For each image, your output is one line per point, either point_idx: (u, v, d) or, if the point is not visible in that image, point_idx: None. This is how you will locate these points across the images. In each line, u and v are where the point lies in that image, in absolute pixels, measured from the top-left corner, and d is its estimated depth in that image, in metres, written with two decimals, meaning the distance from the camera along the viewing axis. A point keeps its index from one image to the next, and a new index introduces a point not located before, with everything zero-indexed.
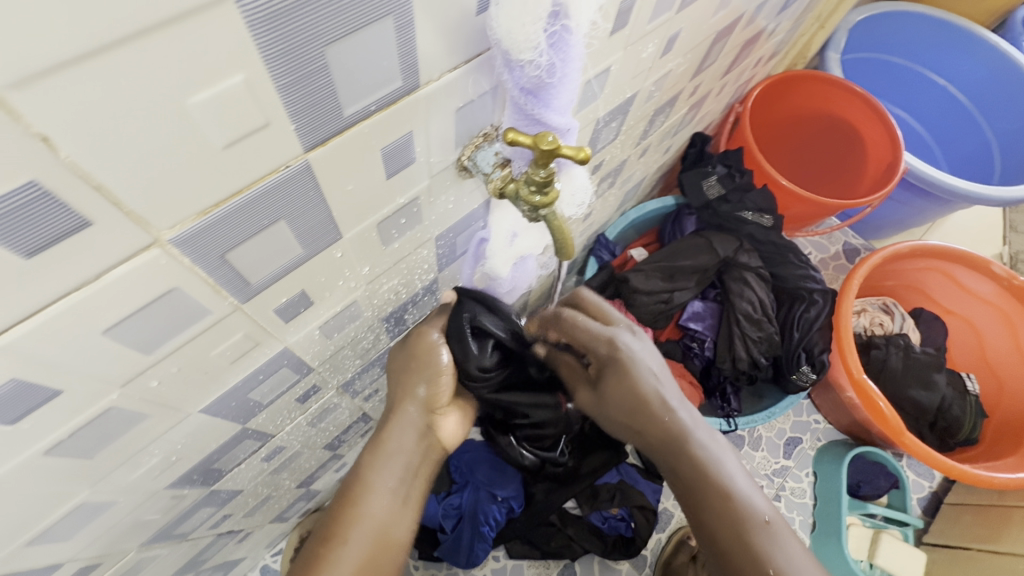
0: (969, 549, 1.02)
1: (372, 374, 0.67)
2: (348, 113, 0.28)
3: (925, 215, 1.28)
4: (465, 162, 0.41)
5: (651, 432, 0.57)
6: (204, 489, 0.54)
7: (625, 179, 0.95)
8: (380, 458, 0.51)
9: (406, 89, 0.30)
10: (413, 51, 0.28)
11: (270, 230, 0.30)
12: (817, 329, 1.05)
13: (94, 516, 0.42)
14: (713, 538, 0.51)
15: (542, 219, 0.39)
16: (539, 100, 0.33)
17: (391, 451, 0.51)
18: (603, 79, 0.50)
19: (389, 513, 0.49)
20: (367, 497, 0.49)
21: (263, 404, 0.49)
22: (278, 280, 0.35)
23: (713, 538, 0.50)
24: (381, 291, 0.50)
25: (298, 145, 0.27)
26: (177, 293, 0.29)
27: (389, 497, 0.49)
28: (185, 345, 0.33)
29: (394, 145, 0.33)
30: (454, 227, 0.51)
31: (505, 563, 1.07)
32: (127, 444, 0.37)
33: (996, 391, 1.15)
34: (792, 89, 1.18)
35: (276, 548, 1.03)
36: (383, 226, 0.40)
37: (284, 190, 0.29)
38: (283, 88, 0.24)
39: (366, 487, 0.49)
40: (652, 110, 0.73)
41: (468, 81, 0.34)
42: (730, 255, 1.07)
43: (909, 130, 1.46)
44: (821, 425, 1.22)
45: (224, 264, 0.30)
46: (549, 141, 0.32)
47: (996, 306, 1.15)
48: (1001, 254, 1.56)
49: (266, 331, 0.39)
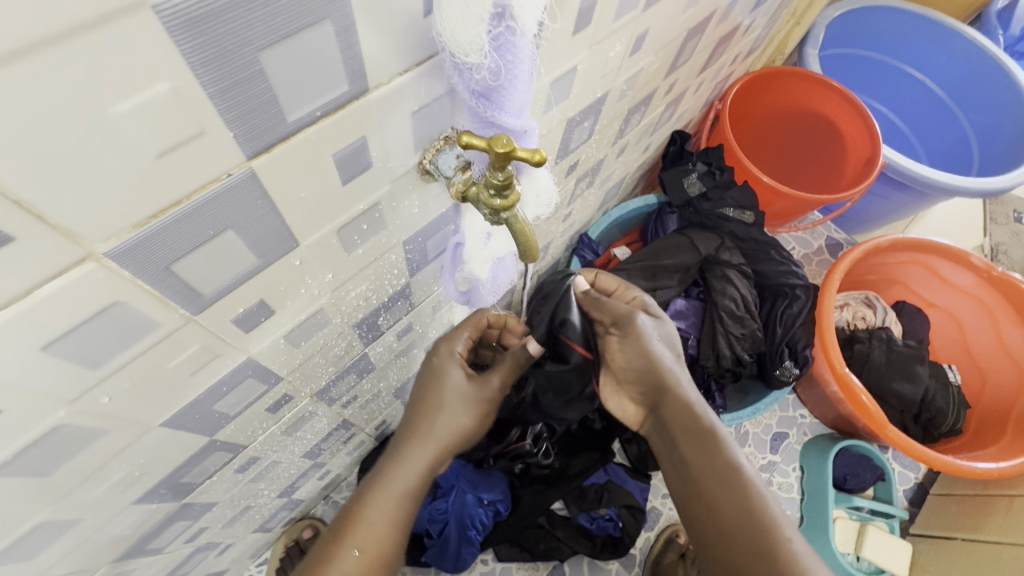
0: (953, 538, 1.03)
1: (349, 381, 0.66)
2: (293, 120, 0.27)
3: (905, 208, 1.29)
4: (427, 166, 0.40)
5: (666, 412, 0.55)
6: (175, 503, 0.53)
7: (604, 178, 0.94)
8: (383, 493, 0.51)
9: (354, 94, 0.30)
10: (358, 54, 0.28)
11: (218, 240, 0.30)
12: (799, 325, 1.05)
13: (56, 535, 0.41)
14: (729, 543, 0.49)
15: (504, 222, 0.39)
16: (492, 102, 0.33)
17: (400, 487, 0.52)
18: (569, 79, 0.50)
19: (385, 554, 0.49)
20: (361, 531, 0.49)
21: (231, 415, 0.48)
22: (233, 290, 0.34)
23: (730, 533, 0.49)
24: (349, 297, 0.49)
25: (240, 153, 0.26)
26: (121, 307, 0.28)
27: (388, 531, 0.50)
28: (136, 359, 0.32)
29: (347, 150, 0.33)
30: (424, 231, 0.50)
31: (494, 565, 1.06)
32: (83, 462, 0.36)
33: (979, 382, 1.16)
34: (771, 85, 1.18)
35: (262, 558, 1.02)
36: (343, 232, 0.39)
37: (230, 199, 0.28)
38: (215, 96, 0.23)
39: (367, 514, 0.50)
40: (626, 110, 0.73)
41: (420, 84, 0.33)
42: (712, 253, 1.08)
43: (889, 125, 1.47)
44: (807, 419, 1.22)
45: (171, 276, 0.29)
46: (503, 144, 0.32)
47: (976, 298, 1.16)
48: (982, 246, 1.58)
49: (225, 342, 0.38)
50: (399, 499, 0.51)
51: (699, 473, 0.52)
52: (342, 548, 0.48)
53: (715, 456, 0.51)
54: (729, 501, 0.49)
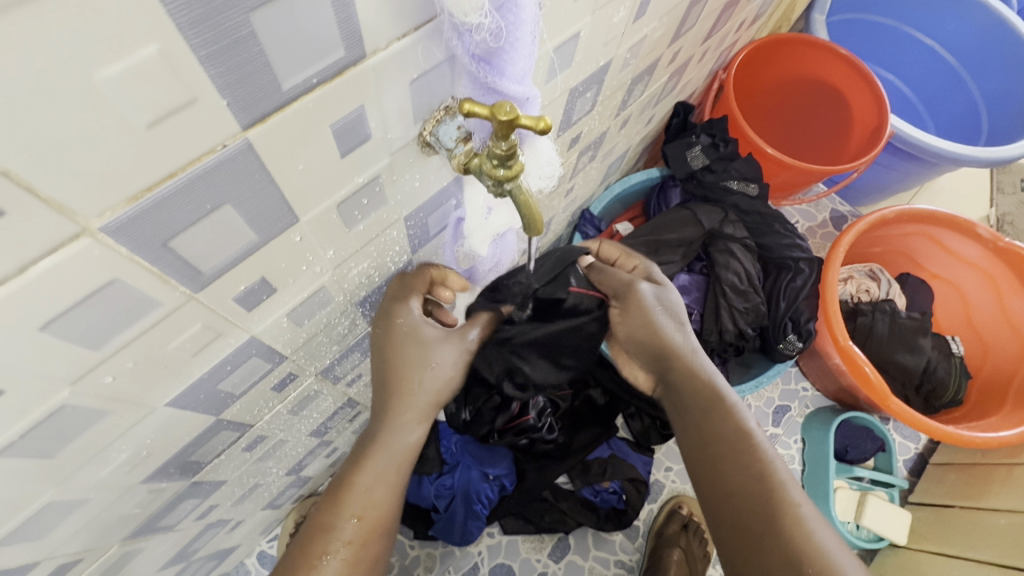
0: (952, 506, 1.04)
1: (353, 360, 0.66)
2: (287, 88, 0.26)
3: (912, 179, 1.27)
4: (427, 138, 0.39)
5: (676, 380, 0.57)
6: (184, 481, 0.53)
7: (607, 151, 0.93)
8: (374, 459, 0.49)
9: (351, 60, 0.28)
10: (353, 16, 0.26)
11: (215, 215, 0.29)
12: (803, 298, 1.05)
13: (68, 513, 0.41)
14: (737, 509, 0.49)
15: (508, 193, 0.38)
16: (493, 67, 0.32)
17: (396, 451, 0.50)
18: (572, 46, 0.48)
19: (385, 516, 0.49)
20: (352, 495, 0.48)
21: (236, 394, 0.48)
22: (233, 267, 0.34)
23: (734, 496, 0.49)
24: (351, 275, 0.49)
25: (234, 123, 0.25)
26: (119, 284, 0.27)
27: (387, 491, 0.49)
28: (138, 338, 0.32)
29: (345, 120, 0.32)
30: (425, 207, 0.49)
31: (500, 539, 1.08)
32: (91, 441, 0.36)
33: (981, 353, 1.16)
34: (777, 54, 1.16)
35: (272, 534, 1.04)
36: (343, 207, 0.39)
37: (225, 171, 0.27)
38: (206, 60, 0.22)
39: (359, 484, 0.48)
40: (629, 80, 0.71)
41: (419, 49, 0.32)
42: (716, 227, 1.07)
43: (897, 94, 1.44)
44: (809, 392, 1.23)
45: (169, 252, 0.28)
46: (507, 111, 0.31)
47: (981, 269, 1.15)
48: (988, 217, 1.56)
49: (226, 320, 0.38)
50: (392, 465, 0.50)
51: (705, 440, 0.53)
52: (340, 518, 0.47)
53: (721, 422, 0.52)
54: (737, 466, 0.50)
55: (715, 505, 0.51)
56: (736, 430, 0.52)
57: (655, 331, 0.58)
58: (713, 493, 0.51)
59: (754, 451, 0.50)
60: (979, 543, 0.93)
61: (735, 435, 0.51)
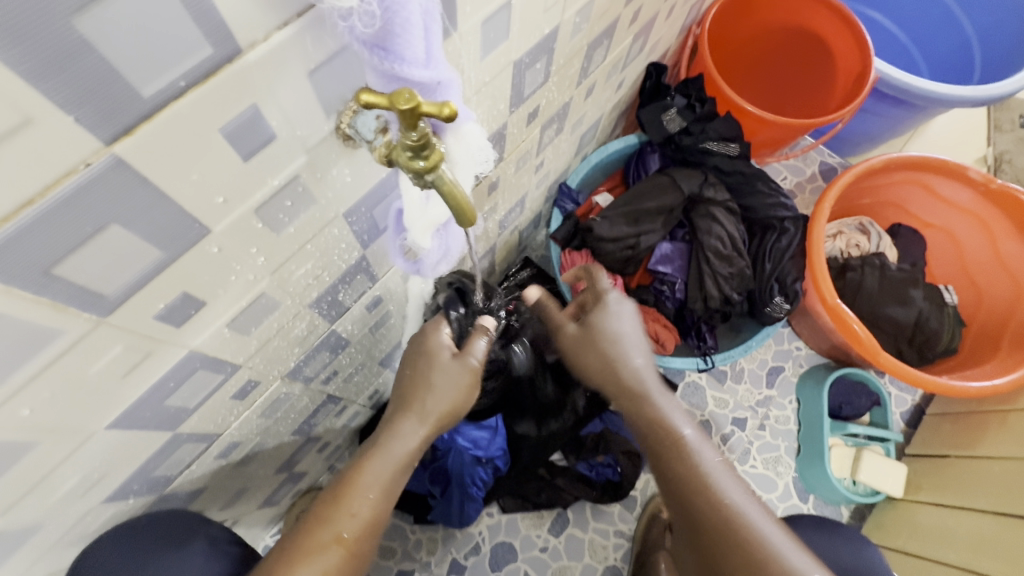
0: (947, 456, 1.03)
1: (322, 358, 0.66)
2: (150, 95, 0.24)
3: (903, 123, 1.23)
4: (346, 131, 0.37)
5: (625, 399, 0.59)
6: (156, 493, 0.54)
7: (575, 122, 0.89)
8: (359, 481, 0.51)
9: (224, 57, 0.26)
10: (211, 9, 0.24)
11: (102, 237, 0.28)
12: (789, 258, 1.03)
13: (21, 541, 0.41)
14: (696, 521, 0.54)
15: (431, 185, 0.35)
16: (389, 53, 0.29)
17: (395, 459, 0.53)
18: (505, 16, 0.45)
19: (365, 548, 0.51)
20: (341, 511, 0.50)
21: (191, 408, 0.47)
22: (144, 286, 0.32)
23: (689, 507, 0.54)
24: (295, 278, 0.47)
25: (93, 139, 0.24)
26: (5, 318, 0.26)
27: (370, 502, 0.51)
28: (47, 370, 0.31)
29: (237, 121, 0.29)
30: (366, 200, 0.47)
31: (499, 518, 1.09)
32: (28, 469, 0.36)
33: (976, 299, 1.13)
34: (754, 3, 1.10)
35: (275, 529, 1.05)
36: (264, 212, 0.37)
37: (98, 190, 0.26)
38: (31, 76, 0.20)
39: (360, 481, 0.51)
40: (586, 45, 0.68)
41: (308, 39, 0.29)
42: (696, 191, 1.04)
43: (886, 35, 1.35)
44: (802, 351, 1.22)
45: (55, 281, 0.27)
46: (406, 99, 0.29)
47: (973, 214, 1.11)
48: (985, 157, 1.51)
49: (153, 339, 0.36)
50: (397, 472, 0.53)
51: (656, 449, 0.57)
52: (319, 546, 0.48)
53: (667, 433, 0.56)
54: (686, 472, 0.55)
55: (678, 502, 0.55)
56: (674, 437, 0.56)
57: (610, 366, 0.59)
58: (672, 499, 0.56)
59: (699, 470, 0.54)
60: (977, 492, 0.93)
61: (669, 434, 0.56)
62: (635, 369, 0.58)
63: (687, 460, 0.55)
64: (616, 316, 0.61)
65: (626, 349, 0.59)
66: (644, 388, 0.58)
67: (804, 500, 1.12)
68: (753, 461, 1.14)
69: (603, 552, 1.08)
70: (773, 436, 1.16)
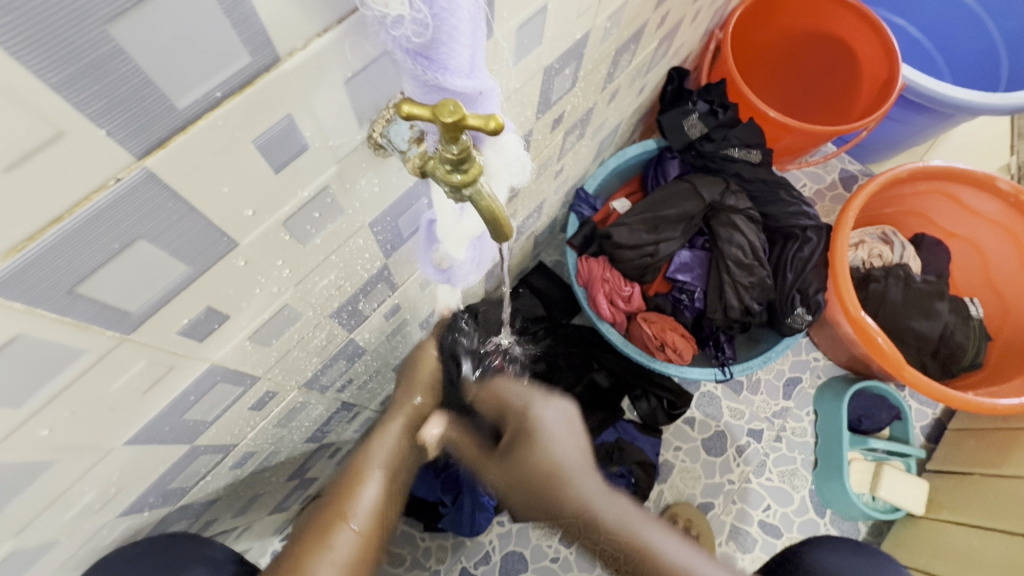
0: (972, 474, 1.01)
1: (339, 367, 0.64)
2: (184, 106, 0.23)
3: (927, 131, 1.20)
4: (378, 140, 0.35)
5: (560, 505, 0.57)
6: (170, 505, 0.52)
7: (597, 127, 0.87)
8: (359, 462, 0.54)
9: (261, 65, 0.25)
10: (251, 15, 0.22)
11: (128, 253, 0.26)
12: (811, 269, 1.01)
13: (35, 558, 0.40)
14: None
15: (467, 199, 0.34)
16: (434, 62, 0.28)
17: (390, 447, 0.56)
18: (540, 21, 0.43)
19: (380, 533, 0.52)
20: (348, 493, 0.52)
21: (209, 420, 0.46)
22: (169, 302, 0.31)
23: None
24: (318, 288, 0.45)
25: (123, 152, 0.22)
26: (27, 339, 0.25)
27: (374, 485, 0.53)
28: (67, 389, 0.30)
29: (271, 132, 0.28)
30: (392, 209, 0.46)
31: (510, 527, 1.08)
32: (44, 487, 0.35)
33: (1001, 311, 1.11)
34: (778, 8, 1.08)
35: (283, 534, 1.04)
36: (292, 223, 0.35)
37: (128, 205, 0.24)
38: (63, 87, 0.19)
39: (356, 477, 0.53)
40: (613, 50, 0.66)
41: (347, 46, 0.28)
42: (717, 199, 1.01)
43: (909, 41, 1.33)
44: (821, 362, 1.19)
45: (79, 299, 0.26)
46: (450, 111, 0.27)
47: (999, 224, 1.09)
48: (1009, 165, 1.48)
49: (176, 354, 0.35)
50: (392, 458, 0.55)
51: (617, 559, 0.57)
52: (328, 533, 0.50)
53: (613, 532, 0.56)
54: (652, 574, 0.56)
55: None
56: (637, 545, 0.56)
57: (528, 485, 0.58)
58: None
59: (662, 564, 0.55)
60: (1002, 513, 0.91)
61: (619, 532, 0.56)
62: (573, 480, 0.57)
63: (649, 560, 0.56)
64: (551, 424, 0.59)
65: (567, 473, 0.57)
66: (580, 490, 0.57)
67: (821, 514, 1.10)
68: (769, 473, 1.12)
69: None
70: (789, 448, 1.14)
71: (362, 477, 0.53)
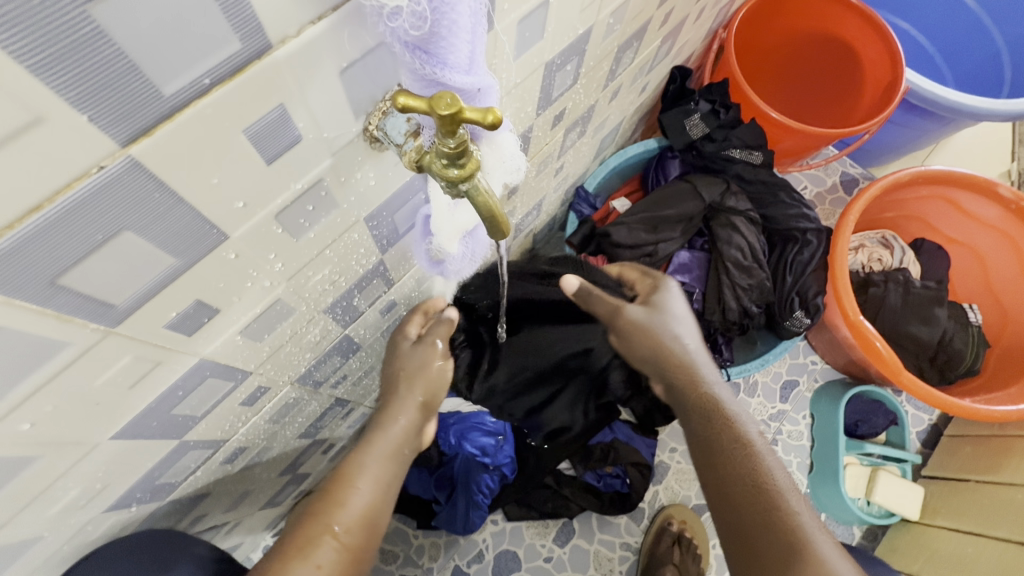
0: (967, 480, 1.01)
1: (333, 363, 0.63)
2: (171, 92, 0.22)
3: (929, 136, 1.20)
4: (374, 133, 0.34)
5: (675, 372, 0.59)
6: (159, 500, 0.52)
7: (598, 125, 0.87)
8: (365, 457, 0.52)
9: (252, 53, 0.24)
10: (242, 1, 0.22)
11: (112, 244, 0.25)
12: (810, 272, 1.00)
13: (19, 553, 0.40)
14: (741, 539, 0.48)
15: (465, 194, 0.33)
16: (432, 57, 0.27)
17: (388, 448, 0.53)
18: (542, 15, 0.43)
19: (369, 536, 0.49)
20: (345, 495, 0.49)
21: (199, 416, 0.45)
22: (156, 296, 0.30)
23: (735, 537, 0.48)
24: (311, 283, 0.45)
25: (106, 140, 0.21)
26: (6, 331, 0.24)
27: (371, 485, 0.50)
28: (50, 382, 0.29)
29: (262, 122, 0.27)
30: (388, 205, 0.45)
31: (504, 525, 1.07)
32: (27, 482, 0.34)
33: (1000, 318, 1.10)
34: (782, 9, 1.07)
35: (276, 529, 1.04)
36: (284, 217, 0.34)
37: (111, 195, 0.23)
38: (40, 70, 0.18)
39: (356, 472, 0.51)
40: (616, 47, 0.65)
41: (342, 35, 0.27)
42: (717, 200, 1.01)
43: (912, 45, 1.32)
44: (818, 365, 1.19)
45: (61, 291, 0.25)
46: (446, 104, 0.26)
47: (1001, 231, 1.08)
48: (1010, 172, 1.48)
49: (164, 348, 0.34)
50: (388, 457, 0.53)
51: (706, 443, 0.53)
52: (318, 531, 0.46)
53: (718, 420, 0.54)
54: (738, 464, 0.50)
55: (718, 486, 0.50)
56: (736, 436, 0.52)
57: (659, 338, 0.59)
58: (711, 478, 0.51)
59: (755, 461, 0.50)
60: (998, 520, 0.90)
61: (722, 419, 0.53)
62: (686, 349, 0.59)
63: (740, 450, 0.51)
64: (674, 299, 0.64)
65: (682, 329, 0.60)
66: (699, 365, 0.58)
67: None
68: None
69: (608, 565, 1.06)
70: (785, 451, 1.14)
71: (362, 472, 0.51)
